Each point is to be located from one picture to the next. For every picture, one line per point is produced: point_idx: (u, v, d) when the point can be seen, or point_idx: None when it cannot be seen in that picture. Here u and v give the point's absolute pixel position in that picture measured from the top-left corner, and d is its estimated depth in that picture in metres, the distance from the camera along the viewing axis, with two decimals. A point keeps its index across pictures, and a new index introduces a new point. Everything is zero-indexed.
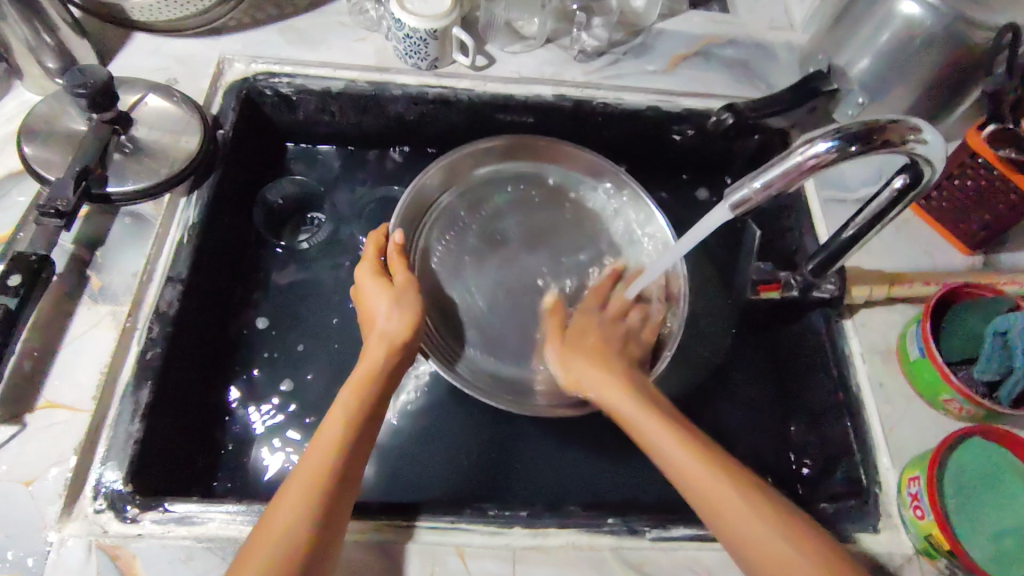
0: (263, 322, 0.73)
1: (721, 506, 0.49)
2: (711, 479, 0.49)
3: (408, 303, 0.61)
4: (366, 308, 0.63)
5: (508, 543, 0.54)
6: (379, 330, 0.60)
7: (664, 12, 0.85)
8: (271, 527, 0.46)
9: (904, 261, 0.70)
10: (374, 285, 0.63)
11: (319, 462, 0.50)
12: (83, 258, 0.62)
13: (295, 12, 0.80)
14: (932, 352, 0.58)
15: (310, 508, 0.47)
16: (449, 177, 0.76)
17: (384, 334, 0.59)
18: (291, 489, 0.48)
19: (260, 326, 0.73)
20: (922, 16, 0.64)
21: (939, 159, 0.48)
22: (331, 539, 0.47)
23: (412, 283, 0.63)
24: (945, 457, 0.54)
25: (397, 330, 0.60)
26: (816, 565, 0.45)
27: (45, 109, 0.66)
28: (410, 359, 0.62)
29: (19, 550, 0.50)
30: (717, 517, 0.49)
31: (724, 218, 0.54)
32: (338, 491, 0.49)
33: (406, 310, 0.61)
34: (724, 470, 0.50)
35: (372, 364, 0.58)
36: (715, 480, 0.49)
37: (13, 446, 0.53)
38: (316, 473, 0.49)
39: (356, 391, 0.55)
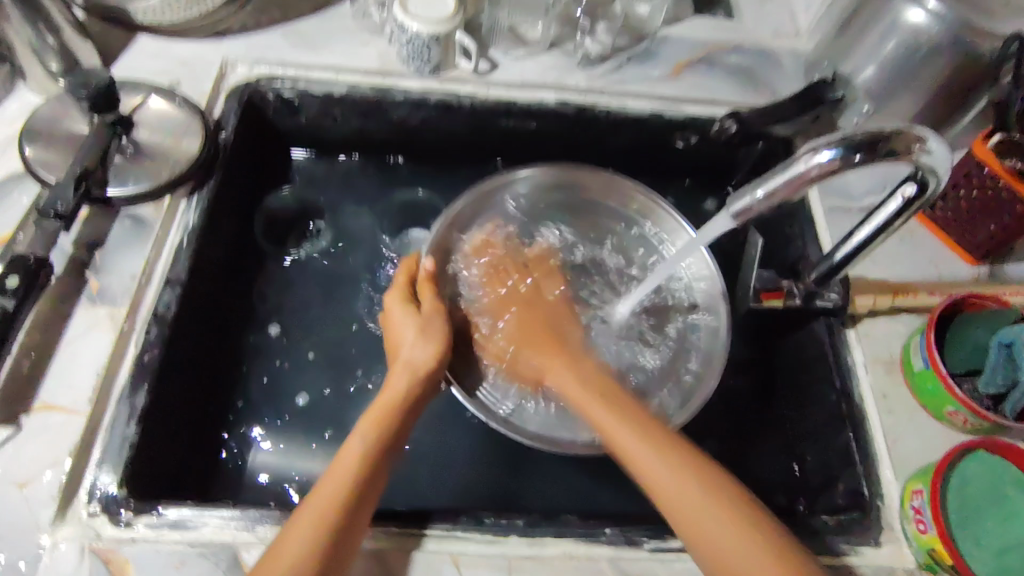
0: (276, 328, 0.73)
1: (682, 506, 0.49)
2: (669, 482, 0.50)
3: (433, 331, 0.62)
4: (393, 334, 0.64)
5: (504, 552, 0.53)
6: (405, 358, 0.60)
7: (668, 19, 0.85)
8: (282, 552, 0.46)
9: (908, 272, 0.69)
10: (402, 315, 0.64)
11: (332, 489, 0.49)
12: (82, 260, 0.62)
13: (299, 16, 0.80)
14: (935, 362, 0.58)
15: (321, 536, 0.46)
16: (481, 202, 0.73)
17: (408, 362, 0.60)
18: (302, 516, 0.48)
19: (273, 332, 0.73)
20: (928, 24, 0.63)
21: (945, 171, 0.48)
22: (339, 567, 0.47)
23: (439, 309, 0.64)
24: (949, 469, 0.53)
25: (421, 359, 0.60)
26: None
27: (48, 110, 0.66)
28: (434, 389, 0.61)
29: (12, 553, 0.49)
30: (677, 516, 0.49)
31: (727, 226, 0.53)
32: (353, 517, 0.48)
33: (432, 338, 0.61)
34: (714, 494, 0.49)
35: (395, 393, 0.58)
36: (676, 481, 0.50)
37: (9, 449, 0.53)
38: (328, 500, 0.49)
39: (372, 421, 0.55)
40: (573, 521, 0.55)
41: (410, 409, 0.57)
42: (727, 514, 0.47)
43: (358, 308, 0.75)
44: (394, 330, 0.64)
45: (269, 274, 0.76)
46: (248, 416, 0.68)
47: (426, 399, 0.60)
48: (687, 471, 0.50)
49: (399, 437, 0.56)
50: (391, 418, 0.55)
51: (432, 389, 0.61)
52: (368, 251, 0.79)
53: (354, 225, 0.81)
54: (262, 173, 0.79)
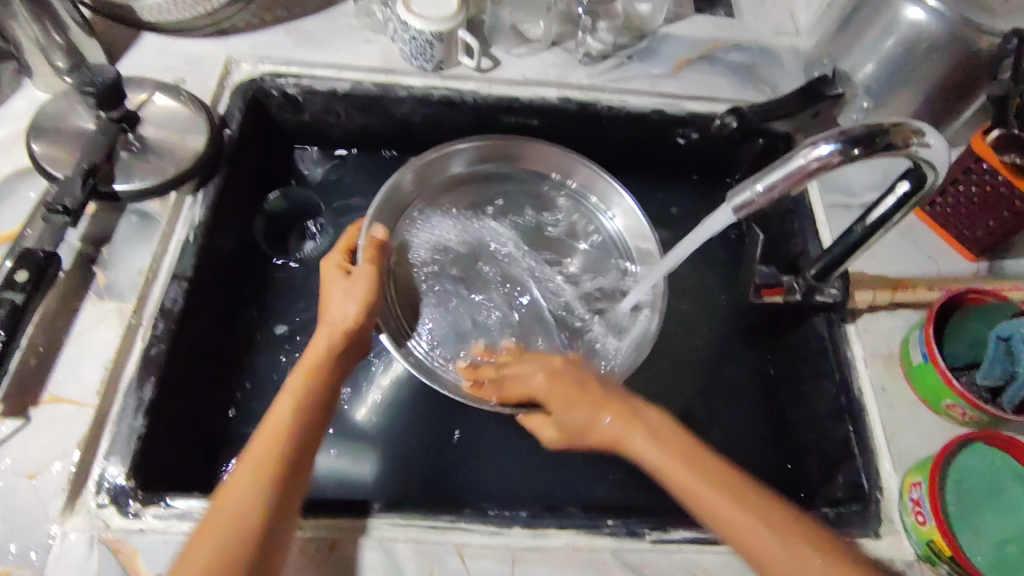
0: (283, 328, 0.73)
1: (746, 533, 0.46)
2: (733, 517, 0.47)
3: (360, 289, 0.59)
4: (323, 300, 0.61)
5: (508, 543, 0.54)
6: (332, 319, 0.59)
7: (669, 17, 0.85)
8: (221, 517, 0.46)
9: (907, 266, 0.70)
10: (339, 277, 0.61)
11: (264, 453, 0.49)
12: (90, 255, 0.63)
13: (303, 14, 0.81)
14: (934, 356, 0.58)
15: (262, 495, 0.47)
16: (425, 175, 0.75)
17: (334, 323, 0.58)
18: (236, 486, 0.48)
19: (274, 324, 0.73)
20: (929, 22, 0.64)
21: (941, 164, 0.48)
22: (285, 528, 0.47)
23: (369, 266, 0.61)
24: (948, 461, 0.53)
25: (349, 317, 0.58)
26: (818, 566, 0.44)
27: (54, 107, 0.67)
28: (365, 341, 0.61)
29: (22, 543, 0.50)
30: None
31: (727, 221, 0.54)
32: (286, 483, 0.49)
33: (357, 298, 0.59)
34: None
35: (317, 353, 0.56)
36: (725, 503, 0.47)
37: (18, 441, 0.54)
38: (263, 460, 0.49)
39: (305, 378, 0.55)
40: (576, 512, 0.56)
41: (337, 371, 0.57)
42: (794, 544, 0.45)
43: None
44: (327, 285, 0.61)
45: (275, 270, 0.77)
46: (254, 409, 0.68)
47: (357, 351, 0.60)
48: (742, 496, 0.47)
49: (330, 396, 0.56)
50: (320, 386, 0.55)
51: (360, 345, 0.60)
52: None
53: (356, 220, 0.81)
54: (266, 173, 0.80)
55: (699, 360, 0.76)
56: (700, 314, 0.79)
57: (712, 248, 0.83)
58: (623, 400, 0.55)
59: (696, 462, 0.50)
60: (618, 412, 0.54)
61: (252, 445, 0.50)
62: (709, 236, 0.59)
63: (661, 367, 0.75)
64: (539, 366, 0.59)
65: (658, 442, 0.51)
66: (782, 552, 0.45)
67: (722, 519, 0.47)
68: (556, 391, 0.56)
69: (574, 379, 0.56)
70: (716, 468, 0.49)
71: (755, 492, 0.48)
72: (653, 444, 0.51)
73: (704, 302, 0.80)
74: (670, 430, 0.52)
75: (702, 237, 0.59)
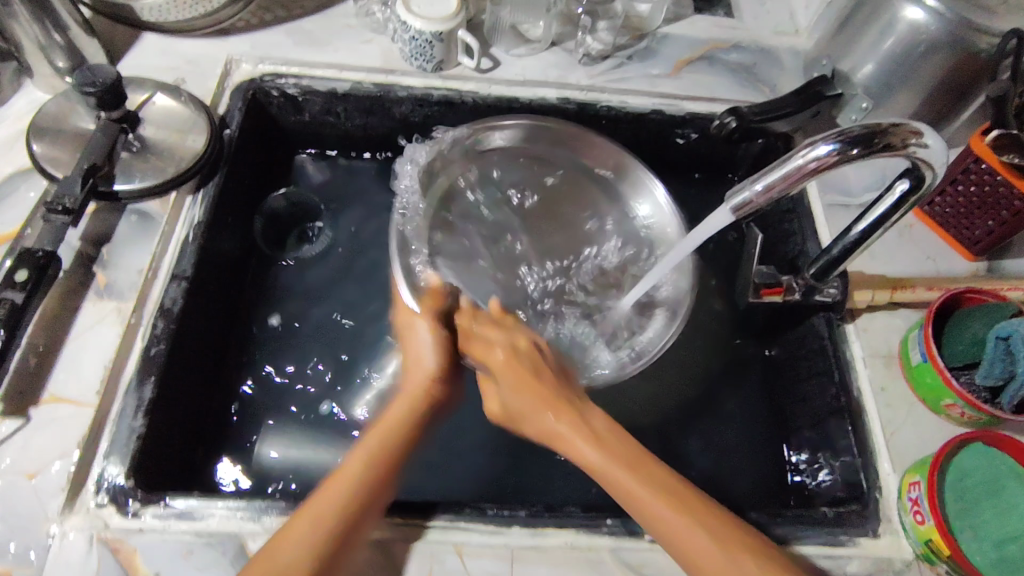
0: (277, 319, 0.74)
1: (688, 540, 0.47)
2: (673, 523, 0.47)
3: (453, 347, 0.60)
4: (410, 347, 0.61)
5: (507, 542, 0.54)
6: (423, 369, 0.58)
7: (669, 17, 0.85)
8: (275, 558, 0.45)
9: (906, 265, 0.70)
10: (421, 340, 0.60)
11: (331, 499, 0.48)
12: (90, 254, 0.63)
13: (303, 14, 0.81)
14: (934, 356, 0.58)
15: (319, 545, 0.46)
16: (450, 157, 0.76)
17: (428, 374, 0.58)
18: (296, 528, 0.47)
19: (272, 321, 0.74)
20: (926, 21, 0.64)
21: (940, 164, 0.48)
22: None
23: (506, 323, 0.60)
24: (947, 461, 0.53)
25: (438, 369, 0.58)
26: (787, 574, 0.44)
27: (54, 107, 0.67)
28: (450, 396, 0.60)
29: (21, 542, 0.50)
30: None
31: (726, 220, 0.54)
32: (347, 537, 0.48)
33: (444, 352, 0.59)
34: None
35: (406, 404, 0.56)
36: (668, 511, 0.47)
37: (18, 440, 0.54)
38: (328, 505, 0.48)
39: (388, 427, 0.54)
40: (575, 512, 0.56)
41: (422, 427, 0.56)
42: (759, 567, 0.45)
43: (362, 302, 0.76)
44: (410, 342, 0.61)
45: (275, 270, 0.77)
46: (253, 408, 0.68)
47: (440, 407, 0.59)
48: (689, 507, 0.48)
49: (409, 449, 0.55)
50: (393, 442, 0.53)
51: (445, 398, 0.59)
52: (371, 248, 0.80)
53: (356, 220, 0.81)
54: (267, 173, 0.81)
55: (698, 359, 0.76)
56: (700, 313, 0.79)
57: (712, 248, 0.83)
58: (568, 398, 0.54)
59: (643, 467, 0.50)
60: (562, 410, 0.53)
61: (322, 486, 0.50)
62: (707, 235, 0.59)
63: (660, 367, 0.75)
64: (501, 341, 0.58)
65: (602, 445, 0.51)
66: (728, 562, 0.45)
67: (665, 526, 0.47)
68: (508, 377, 0.56)
69: (528, 364, 0.56)
70: (660, 479, 0.49)
71: (698, 499, 0.48)
72: (594, 445, 0.51)
73: (704, 300, 0.80)
74: (615, 434, 0.52)
75: (700, 237, 0.59)
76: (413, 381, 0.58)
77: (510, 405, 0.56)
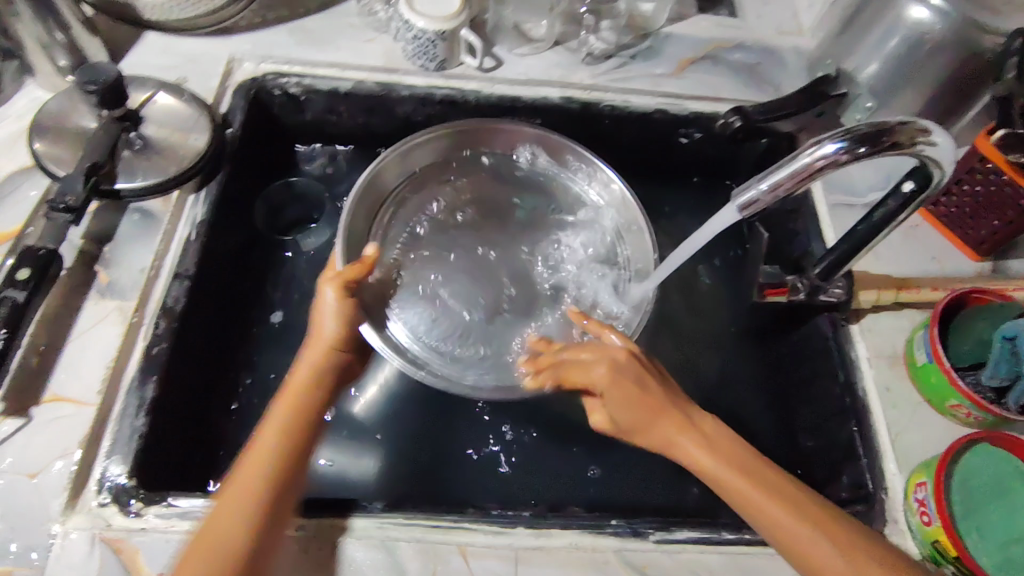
0: (278, 317, 0.74)
1: (815, 554, 0.46)
2: (797, 533, 0.47)
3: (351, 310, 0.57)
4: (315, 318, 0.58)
5: (511, 543, 0.54)
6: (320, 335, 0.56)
7: (672, 17, 0.85)
8: (210, 543, 0.46)
9: (912, 266, 0.69)
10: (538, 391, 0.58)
11: (250, 480, 0.48)
12: (91, 253, 0.63)
13: (304, 13, 0.81)
14: (939, 356, 0.58)
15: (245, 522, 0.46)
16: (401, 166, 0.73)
17: (324, 340, 0.56)
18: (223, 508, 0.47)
19: (274, 320, 0.73)
20: (931, 21, 0.64)
21: (948, 163, 0.48)
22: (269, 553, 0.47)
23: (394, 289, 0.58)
24: (953, 462, 0.53)
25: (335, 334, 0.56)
26: None
27: (56, 106, 0.67)
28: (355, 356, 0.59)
29: (23, 543, 0.50)
30: None
31: (732, 220, 0.54)
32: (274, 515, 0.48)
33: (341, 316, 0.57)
34: None
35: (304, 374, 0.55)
36: (787, 519, 0.48)
37: (19, 439, 0.53)
38: (248, 487, 0.48)
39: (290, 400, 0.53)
40: (579, 512, 0.56)
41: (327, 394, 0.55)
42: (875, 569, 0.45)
43: None
44: (317, 309, 0.57)
45: (278, 270, 0.76)
46: (255, 408, 0.68)
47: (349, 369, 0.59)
48: (814, 516, 0.48)
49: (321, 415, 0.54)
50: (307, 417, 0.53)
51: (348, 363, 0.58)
52: None
53: None
54: (267, 172, 0.80)
55: (702, 360, 0.76)
56: (704, 314, 0.79)
57: (716, 247, 0.83)
58: (680, 407, 0.54)
59: (766, 479, 0.50)
60: (666, 419, 0.53)
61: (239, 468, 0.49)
62: (712, 235, 0.59)
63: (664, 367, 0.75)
64: (600, 356, 0.55)
65: (721, 457, 0.51)
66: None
67: (784, 536, 0.47)
68: (618, 397, 0.54)
69: (633, 378, 0.54)
70: (776, 483, 0.50)
71: (814, 505, 0.49)
72: (712, 457, 0.52)
73: (708, 301, 0.79)
74: (732, 445, 0.52)
75: (706, 236, 0.59)
76: (317, 350, 0.56)
77: (619, 420, 0.55)
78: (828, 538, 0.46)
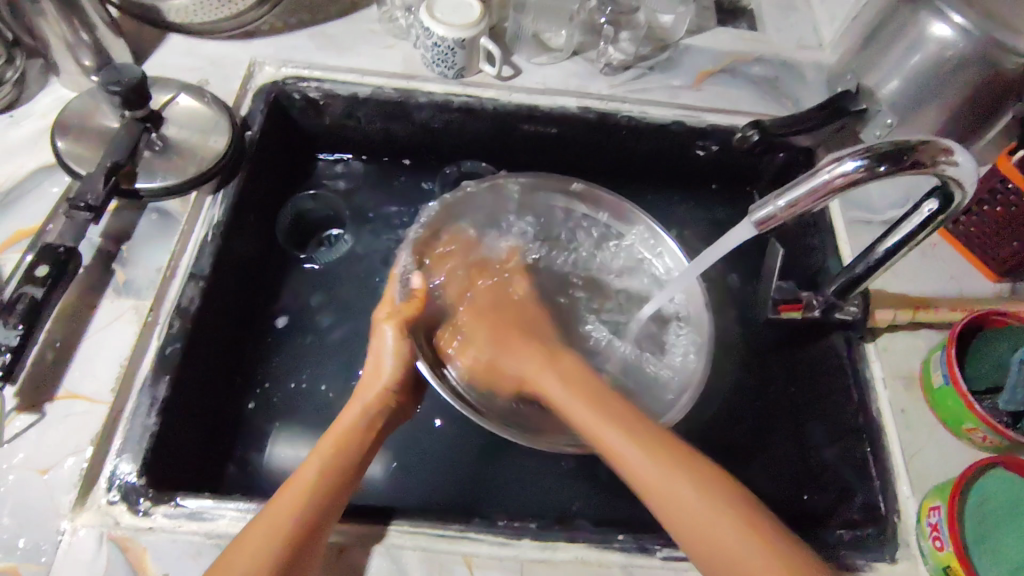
0: (283, 321, 0.74)
1: (604, 436, 0.55)
2: (617, 442, 0.54)
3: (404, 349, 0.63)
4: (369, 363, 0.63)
5: (516, 555, 0.53)
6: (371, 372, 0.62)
7: (692, 29, 0.85)
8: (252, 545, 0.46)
9: (929, 286, 0.68)
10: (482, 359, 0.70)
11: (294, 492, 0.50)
12: (110, 252, 0.63)
13: (326, 18, 0.82)
14: (955, 378, 0.57)
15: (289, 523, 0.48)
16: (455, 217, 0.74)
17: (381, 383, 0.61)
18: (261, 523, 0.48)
19: (280, 325, 0.73)
20: (953, 39, 0.64)
21: (970, 183, 0.47)
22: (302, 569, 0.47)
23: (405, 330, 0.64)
24: (965, 487, 0.52)
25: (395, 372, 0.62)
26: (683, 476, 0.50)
27: (79, 105, 0.68)
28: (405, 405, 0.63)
29: (32, 539, 0.50)
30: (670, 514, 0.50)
31: (748, 235, 0.53)
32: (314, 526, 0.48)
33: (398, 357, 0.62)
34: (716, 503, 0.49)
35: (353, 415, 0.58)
36: (645, 462, 0.52)
37: (32, 435, 0.54)
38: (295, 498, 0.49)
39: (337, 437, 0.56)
40: (586, 526, 0.55)
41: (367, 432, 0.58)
42: (672, 470, 0.51)
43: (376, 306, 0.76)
44: (376, 349, 0.63)
45: (292, 273, 0.77)
46: (267, 408, 0.68)
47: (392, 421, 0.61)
48: (672, 460, 0.51)
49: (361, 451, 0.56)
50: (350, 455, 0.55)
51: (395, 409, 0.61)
52: (386, 252, 0.80)
53: (374, 225, 0.82)
54: (286, 175, 0.81)
55: (713, 377, 0.75)
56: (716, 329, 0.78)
57: (731, 261, 0.82)
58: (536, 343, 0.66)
59: (600, 399, 0.58)
60: (541, 356, 0.64)
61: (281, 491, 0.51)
62: (727, 251, 0.58)
63: None
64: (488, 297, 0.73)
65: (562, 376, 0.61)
66: (642, 462, 0.52)
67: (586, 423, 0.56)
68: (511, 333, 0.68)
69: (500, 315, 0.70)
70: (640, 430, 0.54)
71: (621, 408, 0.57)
72: (558, 380, 0.61)
73: (723, 314, 0.79)
74: (611, 402, 0.57)
75: (720, 252, 0.58)
76: (367, 387, 0.61)
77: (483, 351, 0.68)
78: (680, 484, 0.50)
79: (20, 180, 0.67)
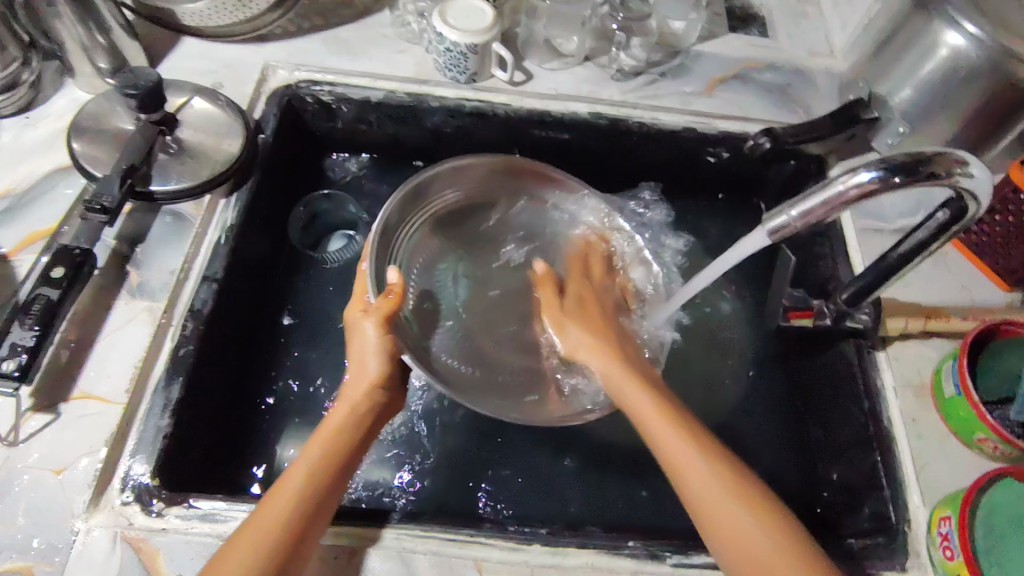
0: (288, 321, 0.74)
1: (671, 453, 0.51)
2: (682, 454, 0.51)
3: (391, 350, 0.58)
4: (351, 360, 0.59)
5: (526, 560, 0.53)
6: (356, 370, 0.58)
7: (703, 36, 0.85)
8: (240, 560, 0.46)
9: (940, 295, 0.68)
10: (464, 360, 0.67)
11: (279, 507, 0.48)
12: (124, 254, 0.64)
13: (339, 22, 0.82)
14: (968, 389, 0.57)
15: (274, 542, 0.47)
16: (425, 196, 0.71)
17: (368, 380, 0.57)
18: (245, 537, 0.47)
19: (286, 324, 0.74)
20: (967, 48, 0.63)
21: (985, 196, 0.48)
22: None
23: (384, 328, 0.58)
24: (978, 497, 0.52)
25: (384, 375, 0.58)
26: (739, 499, 0.48)
27: (95, 107, 0.68)
28: (392, 403, 0.59)
29: (45, 539, 0.50)
30: (727, 543, 0.48)
31: (761, 243, 0.53)
32: (301, 542, 0.48)
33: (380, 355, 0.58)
34: (779, 536, 0.47)
35: (340, 418, 0.55)
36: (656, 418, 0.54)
37: (46, 435, 0.54)
38: (281, 510, 0.48)
39: (323, 441, 0.54)
40: (596, 532, 0.55)
41: (355, 433, 0.55)
42: (733, 494, 0.49)
43: None
44: (358, 347, 0.58)
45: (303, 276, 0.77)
46: (279, 410, 0.69)
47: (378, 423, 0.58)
48: (729, 483, 0.49)
49: (350, 456, 0.54)
50: (342, 439, 0.54)
51: (390, 399, 0.59)
52: None
53: None
54: (298, 178, 0.81)
55: (722, 384, 0.75)
56: (724, 336, 0.78)
57: (741, 269, 0.82)
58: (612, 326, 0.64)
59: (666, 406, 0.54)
60: (606, 332, 0.62)
61: (266, 500, 0.49)
62: (740, 258, 0.58)
63: (682, 387, 0.75)
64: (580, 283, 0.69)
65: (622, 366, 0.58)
66: (704, 482, 0.49)
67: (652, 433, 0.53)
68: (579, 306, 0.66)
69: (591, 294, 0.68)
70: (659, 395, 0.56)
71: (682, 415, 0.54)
72: (626, 374, 0.57)
73: (733, 320, 0.79)
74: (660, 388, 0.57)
75: (734, 259, 0.58)
76: (355, 385, 0.57)
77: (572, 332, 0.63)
78: (680, 444, 0.52)
79: (36, 182, 0.67)
